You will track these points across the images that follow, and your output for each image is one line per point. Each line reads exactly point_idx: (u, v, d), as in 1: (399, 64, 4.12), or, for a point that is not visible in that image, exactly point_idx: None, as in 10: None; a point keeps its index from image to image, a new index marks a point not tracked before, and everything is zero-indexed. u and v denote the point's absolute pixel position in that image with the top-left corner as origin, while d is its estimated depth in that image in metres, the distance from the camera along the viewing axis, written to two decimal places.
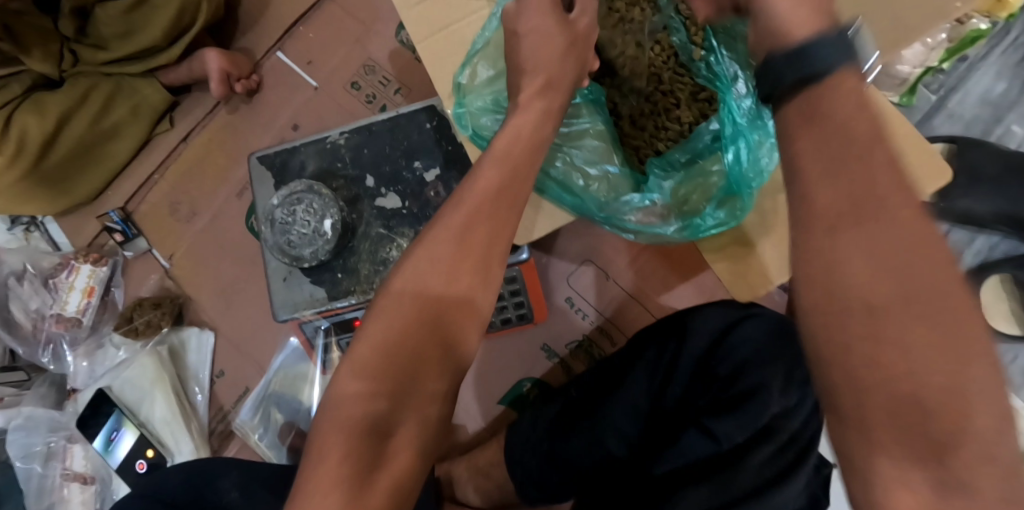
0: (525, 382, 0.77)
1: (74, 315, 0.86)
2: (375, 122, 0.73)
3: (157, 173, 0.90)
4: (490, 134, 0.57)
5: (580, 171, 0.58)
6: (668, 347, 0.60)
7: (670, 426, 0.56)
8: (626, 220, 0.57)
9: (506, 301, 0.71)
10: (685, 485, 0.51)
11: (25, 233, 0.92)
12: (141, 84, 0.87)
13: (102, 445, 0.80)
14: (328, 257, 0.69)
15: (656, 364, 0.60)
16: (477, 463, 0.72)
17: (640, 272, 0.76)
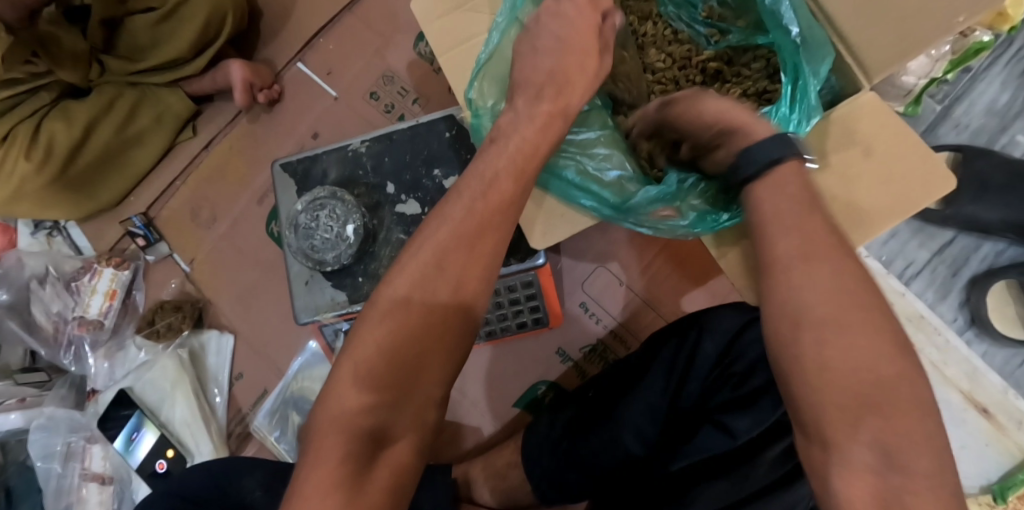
0: (540, 385, 0.79)
1: (96, 318, 0.87)
2: (395, 130, 0.75)
3: (178, 179, 0.93)
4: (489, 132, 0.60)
5: (592, 175, 0.59)
6: (683, 347, 0.61)
7: (687, 424, 0.58)
8: (641, 217, 0.58)
9: (522, 305, 0.73)
10: (706, 480, 0.53)
11: (47, 237, 0.95)
12: (166, 94, 0.89)
13: (123, 444, 0.81)
14: (349, 261, 0.71)
15: (672, 364, 0.61)
16: (494, 465, 0.73)
17: (653, 278, 0.78)
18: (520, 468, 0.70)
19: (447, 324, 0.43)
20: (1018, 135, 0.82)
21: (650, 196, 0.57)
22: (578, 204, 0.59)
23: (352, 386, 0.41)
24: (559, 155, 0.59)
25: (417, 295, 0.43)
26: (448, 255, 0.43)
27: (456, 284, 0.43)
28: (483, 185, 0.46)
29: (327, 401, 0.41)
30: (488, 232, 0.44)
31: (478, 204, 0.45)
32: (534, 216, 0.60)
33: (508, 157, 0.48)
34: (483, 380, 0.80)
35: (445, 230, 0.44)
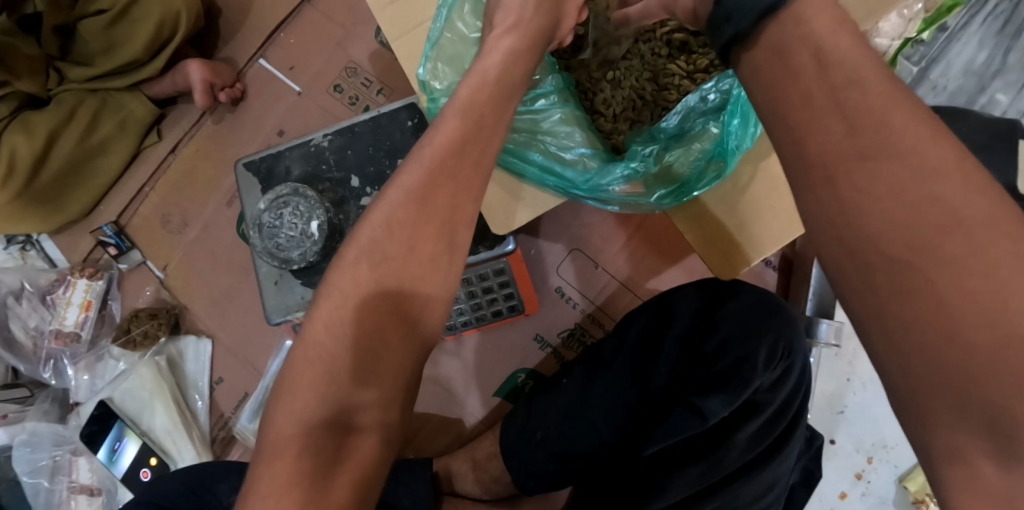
0: (520, 373, 0.78)
1: (73, 330, 0.87)
2: (357, 123, 0.73)
3: (147, 185, 0.91)
4: None
5: (556, 156, 0.58)
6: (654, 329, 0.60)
7: (661, 409, 0.57)
8: (610, 192, 0.58)
9: (495, 294, 0.72)
10: (678, 464, 0.53)
11: (20, 252, 0.93)
12: (128, 99, 0.88)
13: (107, 455, 0.80)
14: (316, 258, 0.69)
15: (643, 346, 0.61)
16: (476, 455, 0.72)
17: (630, 260, 0.76)
18: (501, 459, 0.69)
19: (397, 320, 0.41)
20: (997, 94, 0.79)
21: (618, 170, 0.57)
22: (543, 186, 0.57)
23: (298, 393, 0.39)
24: (522, 139, 0.58)
25: (368, 290, 0.41)
26: (388, 243, 0.41)
27: (398, 272, 0.41)
28: (418, 149, 0.43)
29: (273, 404, 0.40)
30: (428, 219, 0.42)
31: (416, 177, 0.42)
32: (503, 202, 0.58)
33: (450, 114, 0.44)
34: (464, 372, 0.79)
35: (379, 219, 0.42)
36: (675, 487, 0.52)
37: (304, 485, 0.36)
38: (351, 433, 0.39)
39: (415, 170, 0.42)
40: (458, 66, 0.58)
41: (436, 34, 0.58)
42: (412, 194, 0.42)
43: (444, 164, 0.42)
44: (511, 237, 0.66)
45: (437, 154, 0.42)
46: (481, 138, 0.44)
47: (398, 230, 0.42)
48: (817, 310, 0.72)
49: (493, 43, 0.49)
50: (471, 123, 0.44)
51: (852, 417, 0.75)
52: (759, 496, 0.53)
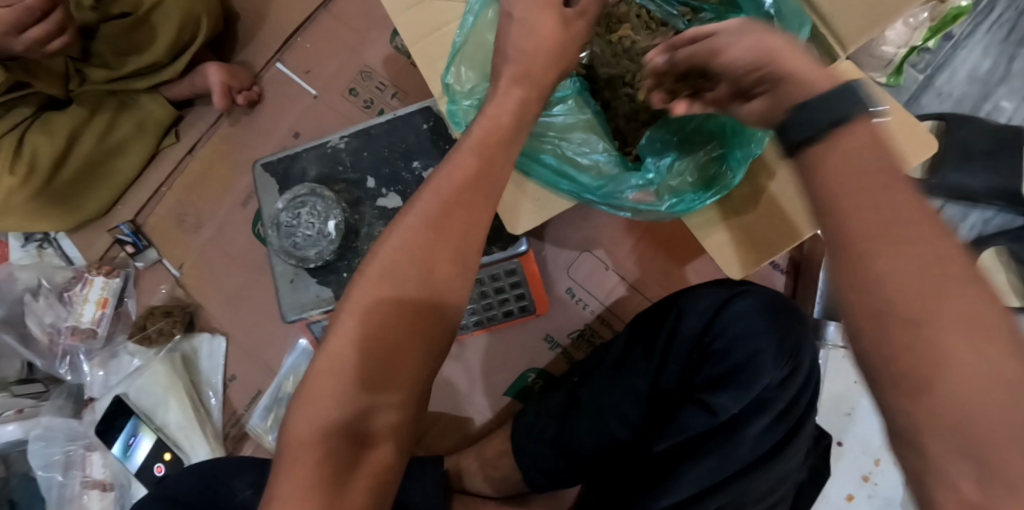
0: (529, 373, 0.79)
1: (89, 326, 0.88)
2: (372, 125, 0.75)
3: (164, 185, 0.93)
4: (465, 119, 0.59)
5: (572, 160, 0.59)
6: (663, 329, 0.61)
7: (671, 405, 0.58)
8: (624, 198, 0.59)
9: (507, 294, 0.73)
10: (688, 460, 0.54)
11: (38, 249, 0.95)
12: (147, 100, 0.90)
13: (121, 450, 0.81)
14: (332, 257, 0.71)
15: (652, 348, 0.61)
16: (486, 452, 0.73)
17: (639, 262, 0.78)
18: (511, 457, 0.70)
19: (418, 313, 0.43)
20: (1002, 101, 0.81)
21: (634, 178, 0.59)
22: (559, 190, 0.59)
23: (328, 396, 0.40)
24: (539, 142, 0.59)
25: (392, 293, 0.43)
26: (406, 266, 0.43)
27: (424, 267, 0.43)
28: (437, 179, 0.45)
29: (304, 402, 0.41)
30: (454, 224, 0.44)
31: (439, 198, 0.44)
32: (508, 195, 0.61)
33: (466, 152, 0.46)
34: (476, 372, 0.80)
35: (397, 243, 0.43)
36: (684, 481, 0.53)
37: (326, 486, 0.38)
38: (365, 446, 0.40)
39: (435, 197, 0.44)
40: (478, 71, 0.60)
41: (461, 38, 0.60)
42: (429, 219, 0.44)
43: (465, 191, 0.44)
44: (524, 238, 0.67)
45: (454, 187, 0.44)
46: (492, 175, 0.46)
47: (418, 255, 0.43)
48: (823, 312, 0.73)
49: (501, 94, 0.49)
50: (486, 159, 0.46)
51: (860, 419, 0.76)
52: (767, 492, 0.54)
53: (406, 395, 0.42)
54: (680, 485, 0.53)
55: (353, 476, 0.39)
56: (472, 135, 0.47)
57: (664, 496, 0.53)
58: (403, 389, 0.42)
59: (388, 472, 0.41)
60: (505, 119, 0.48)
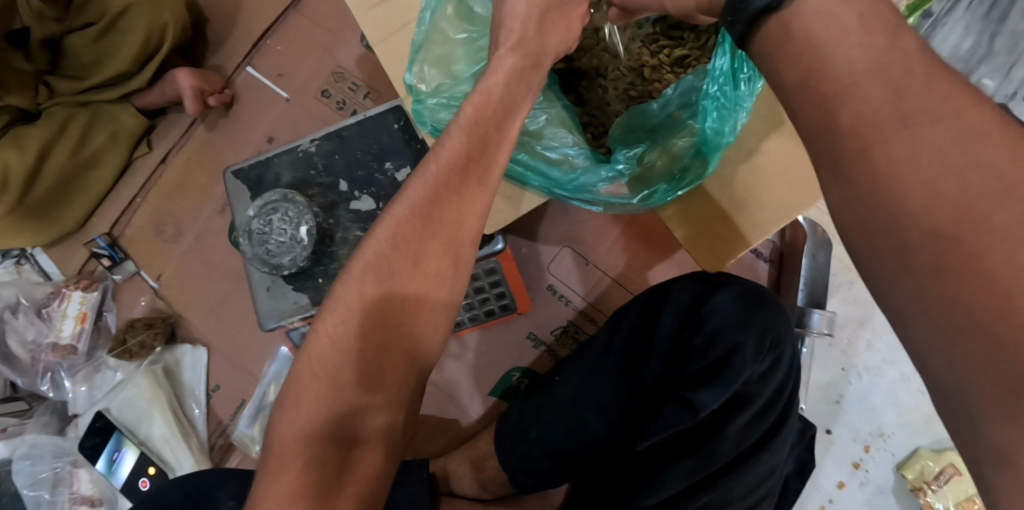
0: (514, 372, 0.77)
1: (69, 342, 0.87)
2: (343, 126, 0.73)
3: (139, 196, 0.92)
4: (432, 119, 0.58)
5: (541, 156, 0.58)
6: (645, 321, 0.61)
7: (652, 401, 0.57)
8: (596, 191, 0.58)
9: (487, 293, 0.72)
10: (671, 458, 0.53)
11: (15, 266, 0.94)
12: (117, 110, 0.88)
13: (106, 466, 0.80)
14: (307, 263, 0.69)
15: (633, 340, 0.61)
16: (472, 454, 0.71)
17: (621, 256, 0.77)
18: (495, 458, 0.68)
19: (382, 316, 0.41)
20: (984, 78, 0.80)
21: (604, 171, 0.57)
22: (529, 184, 0.58)
23: (305, 411, 0.40)
24: None
25: (365, 291, 0.41)
26: (393, 260, 0.41)
27: (388, 268, 0.41)
28: (427, 162, 0.42)
29: (281, 415, 0.40)
30: (439, 222, 0.42)
31: (426, 188, 0.42)
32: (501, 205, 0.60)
33: (454, 131, 0.43)
34: (463, 373, 0.78)
35: (383, 234, 0.42)
36: (668, 483, 0.52)
37: (310, 493, 0.37)
38: (357, 444, 0.40)
39: (423, 184, 0.42)
40: (443, 70, 0.59)
41: (422, 36, 0.58)
42: (413, 201, 0.42)
43: (453, 178, 0.42)
44: (499, 234, 0.66)
45: (443, 171, 0.42)
46: (487, 154, 0.43)
47: (402, 245, 0.42)
48: (808, 300, 0.72)
49: (495, 63, 0.45)
50: (477, 140, 0.43)
51: (849, 406, 0.75)
52: (751, 489, 0.54)
53: (396, 397, 0.41)
54: (663, 485, 0.52)
55: (338, 489, 0.38)
56: (465, 113, 0.43)
57: (648, 495, 0.52)
58: (395, 392, 0.41)
59: (377, 479, 0.40)
60: (496, 92, 0.44)
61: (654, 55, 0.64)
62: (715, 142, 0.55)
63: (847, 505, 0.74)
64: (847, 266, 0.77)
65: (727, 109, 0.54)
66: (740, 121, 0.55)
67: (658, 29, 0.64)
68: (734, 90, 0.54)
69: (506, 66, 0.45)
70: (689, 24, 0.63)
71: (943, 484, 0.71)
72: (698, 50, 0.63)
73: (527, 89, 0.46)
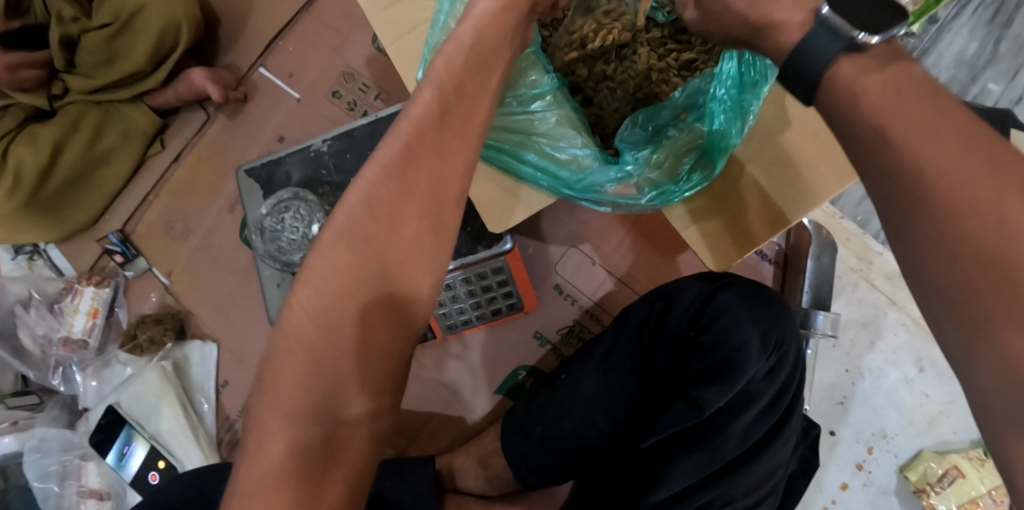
0: (520, 371, 0.78)
1: (81, 337, 0.88)
2: (354, 127, 0.74)
3: (151, 194, 0.92)
4: None
5: (551, 156, 0.59)
6: (651, 317, 0.61)
7: (658, 399, 0.58)
8: (604, 191, 0.58)
9: (494, 292, 0.74)
10: (675, 455, 0.54)
11: (28, 261, 0.97)
12: (130, 109, 0.89)
13: (115, 460, 0.82)
14: None
15: (638, 339, 0.61)
16: (477, 450, 0.71)
17: (628, 256, 0.77)
18: (501, 455, 0.68)
19: (367, 281, 0.40)
20: (989, 83, 0.80)
21: (612, 172, 0.58)
22: (536, 185, 0.59)
23: (303, 401, 0.38)
24: (519, 142, 0.59)
25: (338, 261, 0.40)
26: (368, 224, 0.41)
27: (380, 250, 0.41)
28: (398, 120, 0.43)
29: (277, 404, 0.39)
30: (413, 186, 0.41)
31: (394, 146, 0.42)
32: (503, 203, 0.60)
33: (425, 86, 0.43)
34: (470, 371, 0.79)
35: (357, 197, 0.41)
36: (671, 478, 0.53)
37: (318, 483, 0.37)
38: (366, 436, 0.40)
39: (393, 143, 0.42)
40: None
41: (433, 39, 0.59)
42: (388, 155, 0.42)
43: (424, 133, 0.42)
44: (508, 235, 0.70)
45: (415, 127, 0.42)
46: (462, 109, 0.43)
47: (377, 208, 0.41)
48: (812, 302, 0.73)
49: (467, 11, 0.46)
50: (449, 93, 0.43)
51: (854, 407, 0.76)
52: (754, 486, 0.55)
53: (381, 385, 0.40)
54: (667, 482, 0.53)
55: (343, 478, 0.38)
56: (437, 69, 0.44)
57: (652, 491, 0.53)
58: (381, 387, 0.40)
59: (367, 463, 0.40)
60: (466, 39, 0.45)
61: (663, 58, 0.65)
62: (722, 143, 0.56)
63: (850, 505, 0.75)
64: (851, 268, 0.78)
65: (731, 111, 0.56)
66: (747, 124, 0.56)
67: (665, 33, 0.66)
68: (740, 94, 0.56)
69: (479, 11, 0.46)
70: None
71: (947, 486, 0.70)
72: (705, 54, 0.64)
73: (502, 36, 0.46)
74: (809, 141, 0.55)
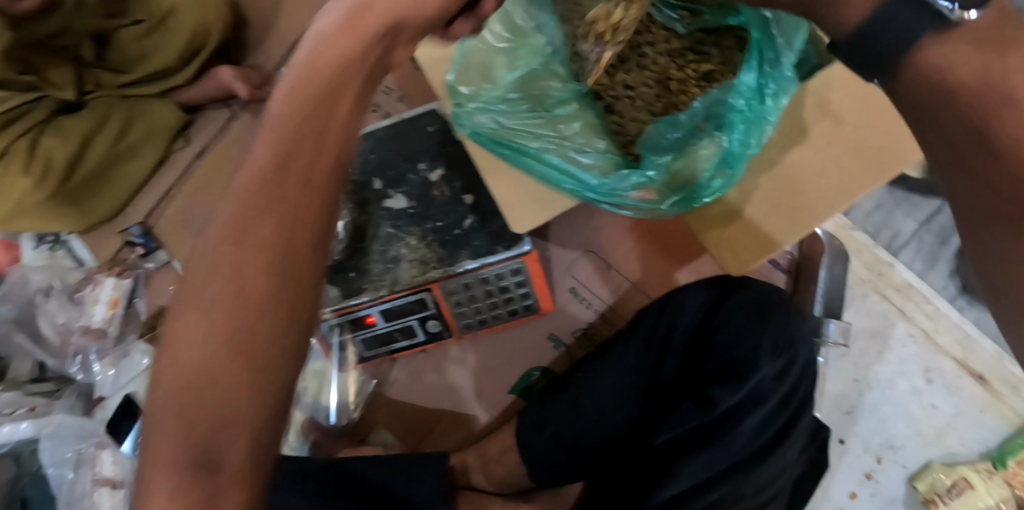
0: (533, 372, 0.79)
1: (101, 326, 0.90)
2: (379, 128, 0.76)
3: (174, 187, 0.93)
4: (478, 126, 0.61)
5: (574, 160, 0.61)
6: (659, 320, 0.62)
7: (670, 399, 0.60)
8: (626, 196, 0.60)
9: (511, 292, 0.75)
10: (690, 451, 0.54)
11: (50, 251, 0.99)
12: (159, 105, 0.91)
13: (131, 447, 0.83)
14: (341, 256, 0.72)
15: (651, 340, 0.62)
16: (486, 451, 0.71)
17: (641, 261, 0.79)
18: (516, 453, 0.69)
19: None
20: None
21: (634, 176, 0.60)
22: (560, 188, 0.60)
23: None
24: (543, 145, 0.61)
25: (205, 288, 0.34)
26: (235, 242, 0.34)
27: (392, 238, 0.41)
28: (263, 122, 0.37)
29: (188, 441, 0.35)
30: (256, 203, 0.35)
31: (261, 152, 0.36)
32: (524, 203, 0.60)
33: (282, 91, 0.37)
34: (483, 370, 0.80)
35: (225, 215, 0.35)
36: (685, 471, 0.53)
37: None
38: None
39: (266, 141, 0.36)
40: (489, 80, 0.63)
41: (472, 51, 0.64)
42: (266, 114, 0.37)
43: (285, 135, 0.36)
44: (527, 236, 0.70)
45: (278, 131, 0.36)
46: (321, 120, 0.36)
47: (246, 226, 0.35)
48: (823, 310, 0.74)
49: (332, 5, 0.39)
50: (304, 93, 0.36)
51: (862, 417, 0.77)
52: (767, 484, 0.55)
53: None
54: (675, 482, 0.54)
55: None
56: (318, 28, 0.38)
57: (666, 487, 0.54)
58: None
59: None
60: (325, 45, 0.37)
61: (682, 68, 0.67)
62: (743, 151, 0.58)
63: None
64: (862, 279, 0.80)
65: (754, 121, 0.58)
66: (766, 134, 0.58)
67: (685, 43, 0.67)
68: (762, 103, 0.58)
69: (322, 24, 0.38)
70: (714, 41, 0.67)
71: (955, 497, 0.71)
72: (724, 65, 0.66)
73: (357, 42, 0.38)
74: (822, 157, 0.58)
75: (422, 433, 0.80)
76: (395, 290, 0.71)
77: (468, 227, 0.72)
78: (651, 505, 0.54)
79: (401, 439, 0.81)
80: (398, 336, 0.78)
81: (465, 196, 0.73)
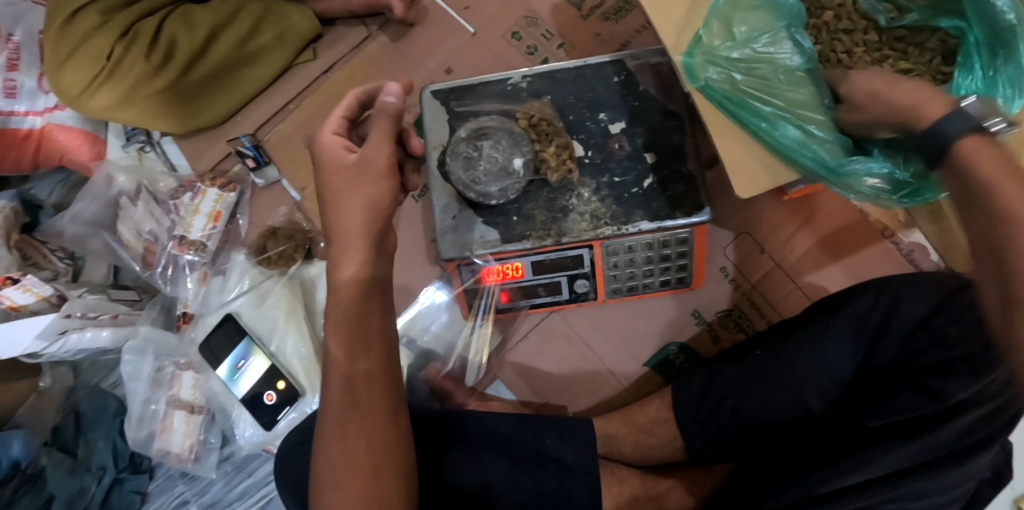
0: (672, 346, 0.77)
1: (199, 239, 0.83)
2: (560, 69, 0.71)
3: (293, 102, 0.85)
4: (724, 89, 0.55)
5: (812, 135, 0.54)
6: (874, 307, 0.62)
7: (881, 385, 0.61)
8: (856, 184, 0.55)
9: (670, 262, 0.71)
10: (897, 438, 0.54)
11: (139, 152, 0.89)
12: (294, 11, 0.84)
13: (229, 373, 0.78)
14: (514, 196, 0.68)
15: (862, 324, 0.62)
16: (638, 420, 0.73)
17: (795, 252, 0.76)
18: (673, 424, 0.71)
19: None
20: None
21: (866, 166, 0.54)
22: (797, 162, 0.54)
23: None
24: (782, 120, 0.54)
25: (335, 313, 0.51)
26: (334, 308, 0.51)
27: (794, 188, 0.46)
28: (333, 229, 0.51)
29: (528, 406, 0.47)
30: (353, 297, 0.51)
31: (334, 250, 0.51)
32: (751, 173, 0.55)
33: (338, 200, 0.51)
34: (617, 339, 0.77)
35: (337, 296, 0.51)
36: (888, 455, 0.53)
37: None
38: None
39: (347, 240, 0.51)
40: (733, 40, 0.56)
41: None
42: (357, 162, 0.50)
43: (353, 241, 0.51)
44: (707, 208, 0.66)
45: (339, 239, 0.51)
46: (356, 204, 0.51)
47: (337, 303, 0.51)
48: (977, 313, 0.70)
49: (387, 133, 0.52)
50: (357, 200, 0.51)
51: None
52: (964, 482, 0.52)
53: None
54: (874, 464, 0.53)
55: None
56: (323, 142, 0.52)
57: (866, 465, 0.53)
58: None
59: None
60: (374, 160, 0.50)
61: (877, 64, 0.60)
62: None
63: None
64: None
65: None
66: None
67: (883, 38, 0.61)
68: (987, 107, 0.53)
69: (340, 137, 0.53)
70: (916, 40, 0.59)
71: None
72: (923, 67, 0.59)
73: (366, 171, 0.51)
74: None
75: (545, 394, 0.79)
76: (560, 241, 0.67)
77: (648, 187, 0.67)
78: (847, 484, 0.53)
79: (521, 398, 0.80)
80: (541, 291, 0.74)
81: (646, 154, 0.68)
